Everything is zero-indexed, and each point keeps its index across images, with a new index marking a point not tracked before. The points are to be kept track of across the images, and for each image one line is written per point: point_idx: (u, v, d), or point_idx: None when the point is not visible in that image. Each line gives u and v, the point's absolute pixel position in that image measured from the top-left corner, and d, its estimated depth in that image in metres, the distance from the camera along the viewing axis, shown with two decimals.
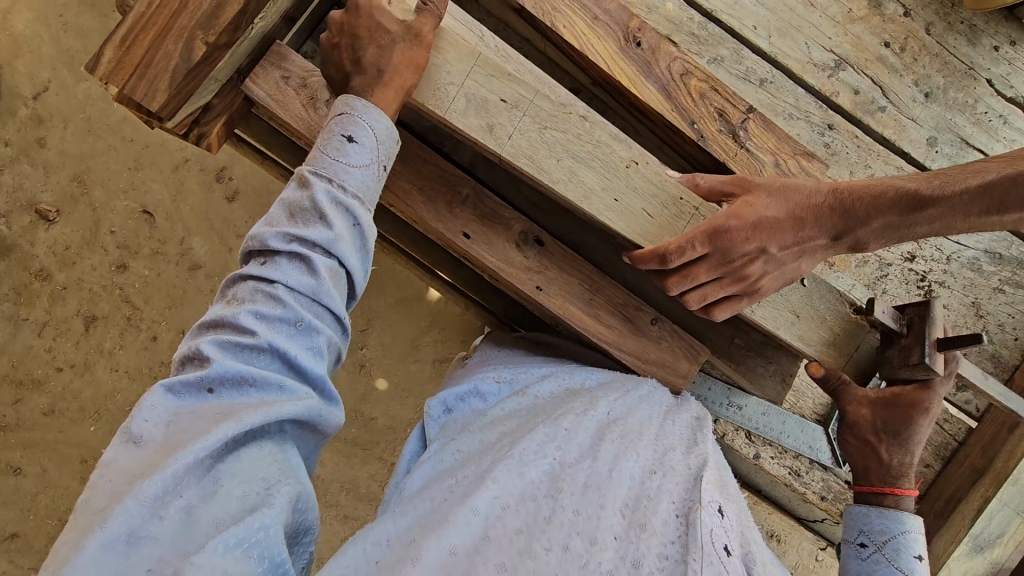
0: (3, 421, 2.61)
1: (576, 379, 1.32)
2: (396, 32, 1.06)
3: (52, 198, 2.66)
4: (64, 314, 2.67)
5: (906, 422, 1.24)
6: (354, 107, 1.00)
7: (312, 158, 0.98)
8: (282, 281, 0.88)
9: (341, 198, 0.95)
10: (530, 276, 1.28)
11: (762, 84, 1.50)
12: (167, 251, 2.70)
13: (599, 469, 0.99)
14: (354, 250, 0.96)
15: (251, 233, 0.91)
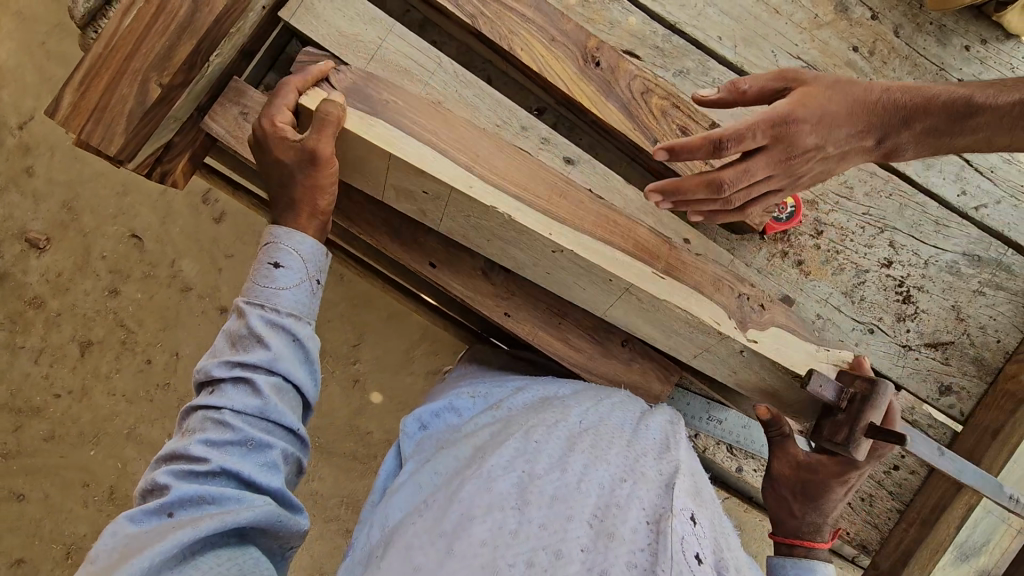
0: (5, 447, 2.62)
1: (550, 389, 1.27)
2: (292, 160, 1.07)
3: (43, 225, 2.67)
4: (60, 340, 2.67)
5: (827, 482, 1.22)
6: (279, 235, 1.09)
7: (246, 289, 1.07)
8: (227, 406, 0.96)
9: (275, 320, 1.03)
10: (499, 301, 1.32)
11: None
12: (158, 273, 2.71)
13: (567, 479, 0.93)
14: (296, 364, 1.05)
15: (198, 369, 1.00)
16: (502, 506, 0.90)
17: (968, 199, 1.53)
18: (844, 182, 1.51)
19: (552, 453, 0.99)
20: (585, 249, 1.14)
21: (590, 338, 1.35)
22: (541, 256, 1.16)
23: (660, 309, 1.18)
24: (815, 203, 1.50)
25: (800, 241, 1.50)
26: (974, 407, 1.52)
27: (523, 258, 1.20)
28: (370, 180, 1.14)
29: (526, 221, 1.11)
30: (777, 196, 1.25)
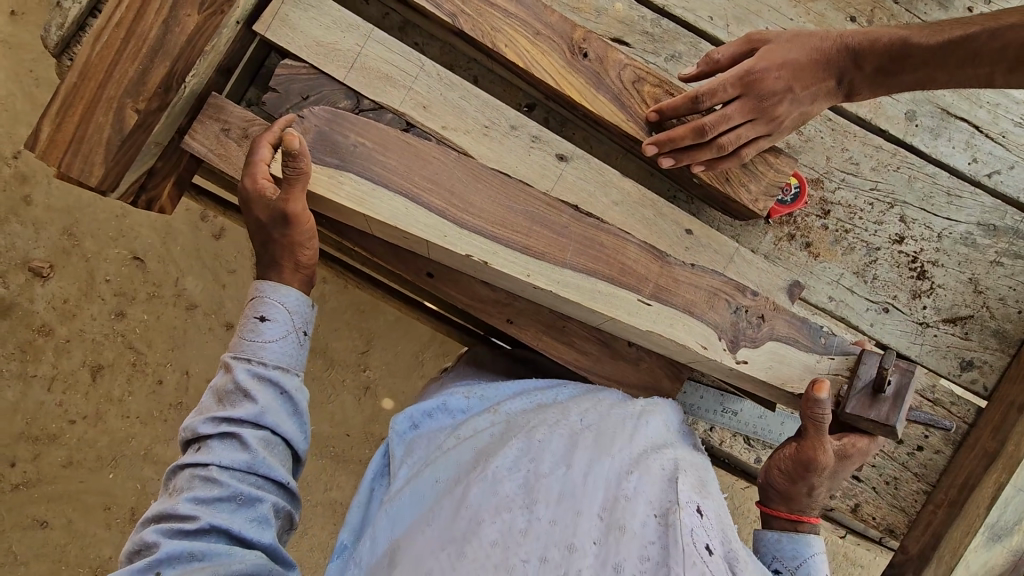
0: (25, 476, 2.62)
1: (551, 394, 1.23)
2: (268, 219, 1.09)
3: (45, 253, 2.66)
4: (71, 366, 2.67)
5: (849, 462, 1.20)
6: (265, 289, 1.09)
7: (233, 342, 1.06)
8: (215, 463, 0.95)
9: (261, 372, 1.03)
10: (499, 306, 1.29)
11: None
12: (163, 293, 2.71)
13: (574, 477, 0.94)
14: (285, 417, 1.04)
15: (184, 428, 0.99)
16: (511, 507, 0.91)
17: (979, 166, 1.47)
18: (849, 158, 1.45)
19: (556, 452, 0.99)
20: (566, 287, 1.17)
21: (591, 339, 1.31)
22: (525, 289, 1.20)
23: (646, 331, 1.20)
24: (820, 182, 1.45)
25: (806, 221, 1.45)
26: (998, 380, 1.48)
27: (511, 287, 1.24)
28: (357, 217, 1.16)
29: (503, 266, 1.15)
30: (765, 143, 1.26)
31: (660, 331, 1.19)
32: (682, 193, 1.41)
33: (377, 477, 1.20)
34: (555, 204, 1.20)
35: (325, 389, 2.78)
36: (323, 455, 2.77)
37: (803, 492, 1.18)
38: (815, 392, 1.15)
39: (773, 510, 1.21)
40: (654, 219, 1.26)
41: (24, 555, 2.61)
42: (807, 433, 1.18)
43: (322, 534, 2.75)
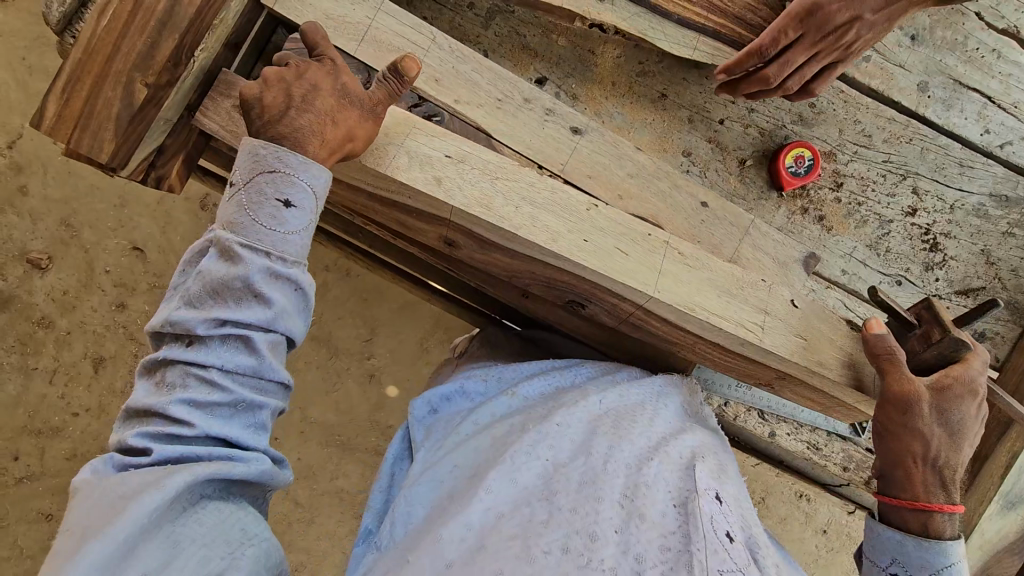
0: (29, 470, 2.62)
1: (568, 374, 1.24)
2: (359, 94, 1.00)
3: (43, 244, 2.63)
4: (72, 358, 2.67)
5: (948, 404, 1.10)
6: (288, 165, 0.93)
7: (240, 223, 0.91)
8: (217, 365, 0.86)
9: (278, 268, 0.91)
10: (506, 267, 1.21)
11: None
12: (164, 284, 2.71)
13: (594, 465, 0.96)
14: (298, 316, 0.94)
15: (171, 318, 0.86)
16: (532, 498, 0.92)
17: (992, 137, 1.46)
18: (862, 130, 1.44)
19: (572, 443, 1.01)
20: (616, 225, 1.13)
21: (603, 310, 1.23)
22: (578, 219, 1.10)
23: (692, 264, 1.15)
24: (833, 154, 1.44)
25: (819, 194, 1.45)
26: (1010, 351, 1.49)
27: (558, 225, 1.09)
28: (385, 147, 1.06)
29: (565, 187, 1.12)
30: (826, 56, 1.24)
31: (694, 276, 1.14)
32: (694, 167, 1.43)
33: (398, 460, 1.22)
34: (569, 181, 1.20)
35: (330, 377, 2.77)
36: (329, 443, 2.77)
37: (918, 463, 1.10)
38: (865, 331, 1.13)
39: (892, 501, 1.12)
40: (670, 191, 1.25)
41: (30, 548, 2.63)
42: (886, 374, 1.12)
43: (330, 522, 2.76)
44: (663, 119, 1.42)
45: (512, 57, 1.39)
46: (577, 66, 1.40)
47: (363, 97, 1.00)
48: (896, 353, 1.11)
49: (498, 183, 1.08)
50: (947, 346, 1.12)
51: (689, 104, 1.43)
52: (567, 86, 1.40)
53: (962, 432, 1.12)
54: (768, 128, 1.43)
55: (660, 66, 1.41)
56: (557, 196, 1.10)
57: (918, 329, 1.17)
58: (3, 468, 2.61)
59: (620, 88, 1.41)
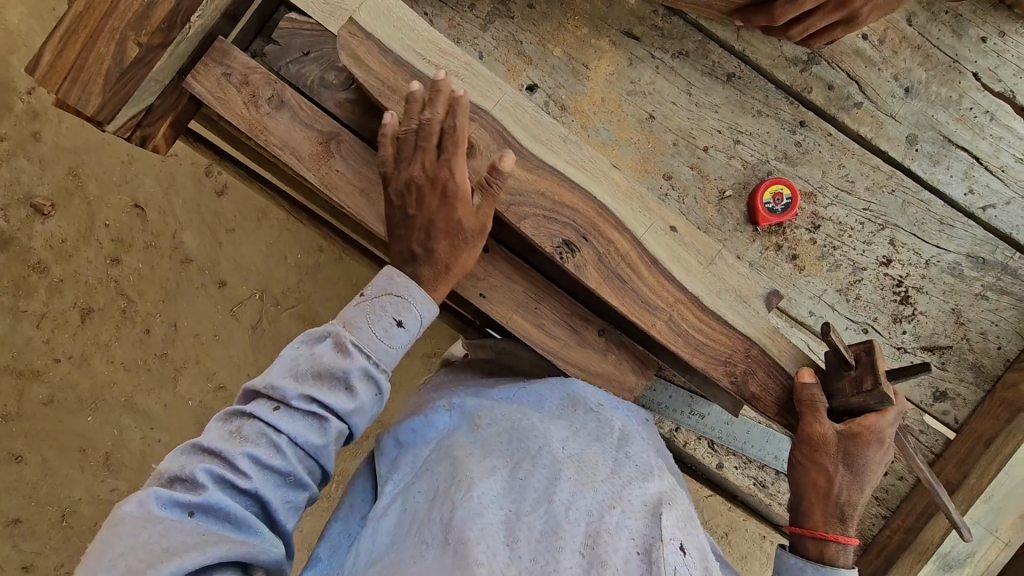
0: (6, 410, 2.79)
1: (544, 396, 1.19)
2: (470, 225, 1.08)
3: (48, 191, 2.76)
4: (61, 306, 2.80)
5: (856, 451, 1.08)
6: (413, 293, 1.05)
7: (356, 325, 1.00)
8: (291, 435, 0.91)
9: (372, 372, 0.98)
10: (507, 189, 1.11)
11: (728, 80, 1.43)
12: (159, 244, 2.84)
13: (557, 513, 0.94)
14: (366, 417, 1.00)
15: (272, 382, 0.93)
16: (494, 544, 0.90)
17: (975, 198, 1.45)
18: (846, 175, 1.44)
19: (540, 486, 0.98)
20: (614, 189, 1.14)
21: (596, 257, 1.12)
22: (591, 165, 1.14)
23: (667, 237, 1.15)
24: (814, 195, 1.44)
25: (796, 233, 1.45)
26: (969, 414, 1.48)
27: (558, 162, 1.13)
28: (432, 43, 1.12)
29: (565, 151, 1.14)
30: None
31: (656, 277, 1.13)
32: (673, 192, 1.43)
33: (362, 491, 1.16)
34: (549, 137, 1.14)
35: None
36: None
37: (820, 498, 1.10)
38: (794, 381, 1.14)
39: (792, 523, 1.13)
40: None
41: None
42: (802, 417, 1.13)
43: None
44: (649, 140, 1.43)
45: (506, 61, 1.40)
46: (570, 78, 1.41)
47: (480, 221, 1.09)
48: (819, 405, 1.12)
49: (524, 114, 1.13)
50: (869, 399, 1.07)
51: (677, 128, 1.43)
52: (557, 95, 1.42)
53: (868, 474, 1.10)
54: (752, 162, 1.44)
55: (650, 88, 1.43)
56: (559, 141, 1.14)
57: (852, 370, 1.12)
58: None
59: (609, 104, 1.42)
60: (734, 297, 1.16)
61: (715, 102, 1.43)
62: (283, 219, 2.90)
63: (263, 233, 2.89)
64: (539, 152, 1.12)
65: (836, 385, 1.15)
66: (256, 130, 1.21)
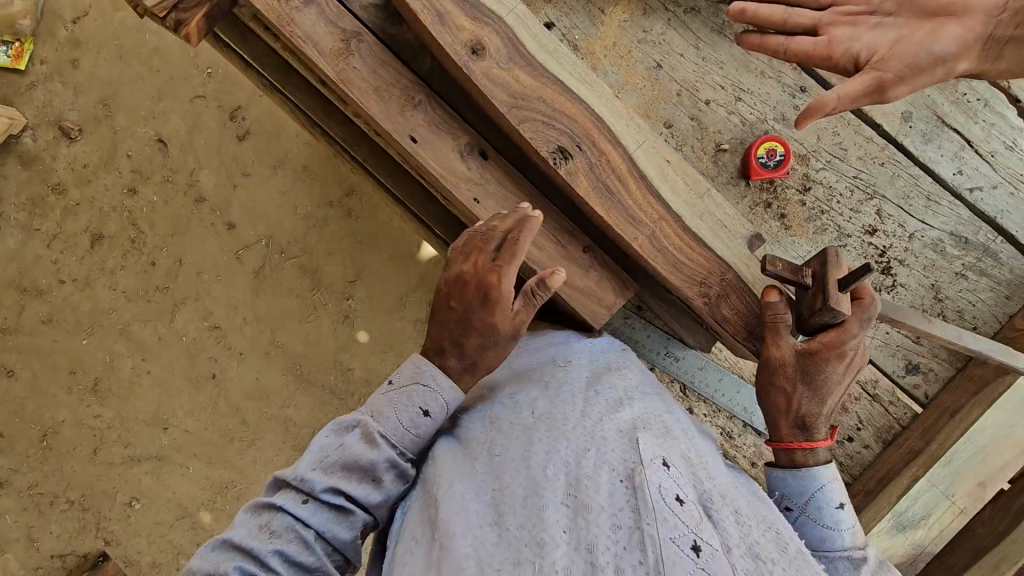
0: (6, 323, 2.89)
1: (522, 368, 1.24)
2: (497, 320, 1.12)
3: (78, 117, 2.90)
4: (74, 229, 2.91)
5: (815, 363, 1.11)
6: (439, 382, 1.08)
7: (382, 415, 1.06)
8: (316, 528, 0.99)
9: (397, 463, 1.04)
10: (511, 92, 1.17)
11: (735, 40, 1.50)
12: (176, 180, 2.92)
13: (535, 475, 0.96)
14: (390, 507, 1.07)
15: (300, 478, 1.00)
16: (481, 525, 0.92)
17: (963, 178, 1.50)
18: (840, 142, 1.50)
19: (516, 454, 1.01)
20: (612, 107, 1.21)
21: (588, 167, 1.18)
22: (593, 83, 1.21)
23: (657, 160, 1.21)
24: (807, 157, 1.50)
25: (786, 193, 1.50)
26: (939, 390, 1.51)
27: (561, 73, 1.19)
28: None
29: (570, 66, 1.20)
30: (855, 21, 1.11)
31: (642, 194, 1.19)
32: (672, 141, 1.49)
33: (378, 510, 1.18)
34: (557, 52, 1.20)
35: (307, 308, 2.96)
36: (290, 370, 2.95)
37: (783, 413, 1.13)
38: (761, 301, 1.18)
39: (767, 440, 1.16)
40: None
41: None
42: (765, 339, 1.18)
43: (268, 449, 2.96)
44: (654, 88, 1.49)
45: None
46: (585, 20, 1.48)
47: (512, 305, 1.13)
48: (781, 323, 1.15)
49: (534, 27, 1.20)
50: (824, 313, 1.12)
51: (682, 80, 1.50)
52: (572, 36, 1.48)
53: (832, 386, 1.11)
54: (751, 119, 1.50)
55: (661, 38, 1.49)
56: (564, 55, 1.21)
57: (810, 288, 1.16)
58: None
59: (620, 50, 1.49)
60: (715, 223, 1.22)
61: (721, 59, 1.50)
62: (299, 168, 2.98)
63: (278, 180, 2.96)
64: (545, 62, 1.19)
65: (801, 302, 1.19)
66: (283, 21, 1.26)
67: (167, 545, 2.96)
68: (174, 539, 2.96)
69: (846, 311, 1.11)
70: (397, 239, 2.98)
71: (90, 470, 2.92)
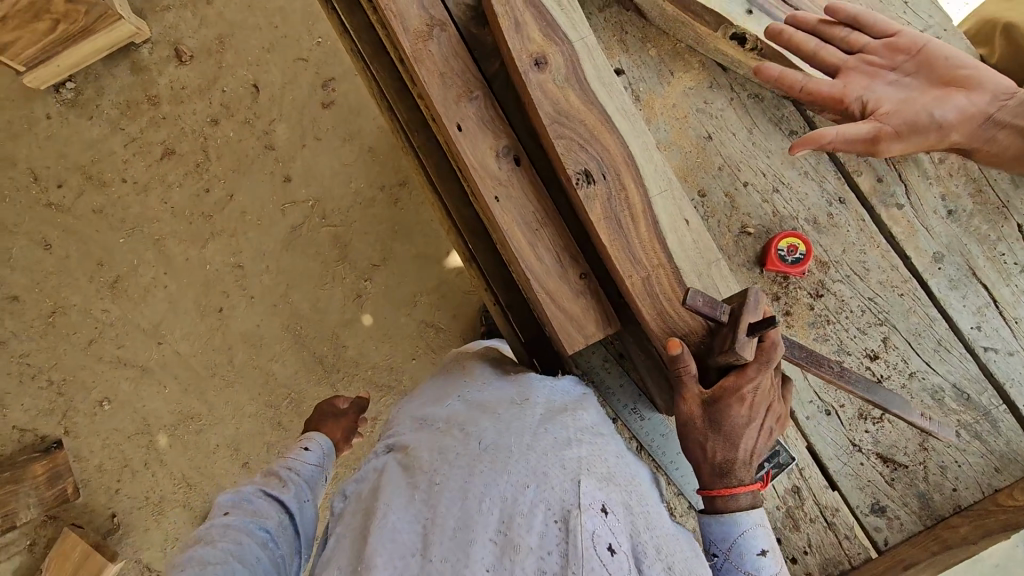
0: (62, 202, 3.08)
1: (483, 398, 1.19)
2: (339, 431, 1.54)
3: (193, 45, 3.13)
4: (151, 139, 3.11)
5: (725, 411, 1.09)
6: (311, 434, 1.44)
7: (274, 460, 1.33)
8: (253, 518, 1.12)
9: (296, 475, 1.27)
10: (557, 108, 1.24)
11: (789, 136, 1.54)
12: (255, 124, 3.12)
13: (468, 508, 0.91)
14: (303, 511, 1.22)
15: (221, 498, 1.16)
16: (409, 555, 0.91)
17: (980, 335, 1.46)
18: (864, 261, 1.49)
19: (453, 485, 0.96)
20: (645, 149, 1.25)
21: (606, 195, 1.22)
22: (634, 123, 1.26)
23: (674, 211, 1.24)
24: (828, 266, 1.49)
25: (797, 293, 1.49)
26: (901, 541, 1.42)
27: (609, 106, 1.26)
28: None
29: (618, 103, 1.27)
30: (872, 78, 1.36)
31: (649, 236, 1.22)
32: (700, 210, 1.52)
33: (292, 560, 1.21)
34: (611, 87, 1.27)
35: (326, 274, 3.06)
36: (289, 328, 3.03)
37: (703, 462, 1.11)
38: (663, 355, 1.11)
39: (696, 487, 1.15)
40: None
41: (18, 262, 3.07)
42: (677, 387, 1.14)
43: (243, 396, 3.02)
44: (699, 156, 1.54)
45: (607, 42, 1.57)
46: (653, 77, 1.56)
47: (345, 421, 1.57)
48: (689, 373, 1.11)
49: (597, 59, 1.28)
50: (731, 356, 1.09)
51: (728, 156, 1.54)
52: (637, 87, 1.56)
53: (741, 430, 1.09)
54: (783, 213, 1.51)
55: (719, 113, 1.55)
56: (617, 91, 1.27)
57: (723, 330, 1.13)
58: (47, 189, 3.08)
59: (678, 112, 1.55)
60: (710, 287, 1.23)
61: (770, 149, 1.54)
62: (365, 147, 3.14)
63: (343, 152, 3.13)
64: (598, 93, 1.26)
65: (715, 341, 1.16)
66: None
67: (118, 453, 3.02)
68: (127, 449, 3.02)
69: (749, 356, 1.08)
70: (429, 240, 3.08)
71: (78, 358, 3.04)
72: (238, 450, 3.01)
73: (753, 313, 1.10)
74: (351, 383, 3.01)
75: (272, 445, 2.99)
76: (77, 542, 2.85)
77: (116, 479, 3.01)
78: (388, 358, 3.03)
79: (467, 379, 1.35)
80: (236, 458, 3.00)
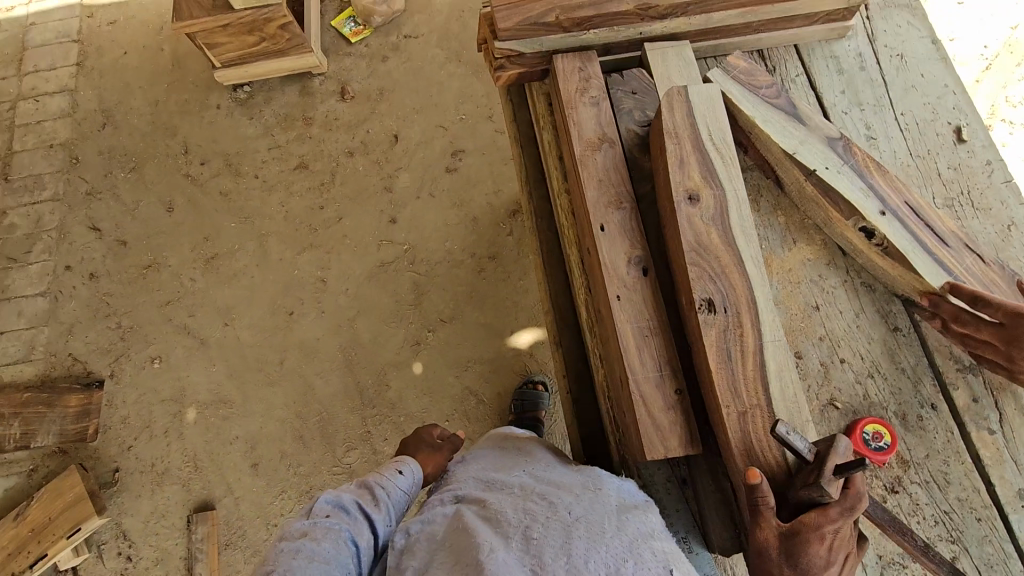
0: (200, 178, 3.46)
1: (555, 472, 1.26)
2: (432, 464, 1.55)
3: (359, 89, 3.59)
4: (295, 151, 3.50)
5: (803, 551, 1.13)
6: (405, 457, 1.49)
7: (369, 472, 1.42)
8: (344, 531, 1.23)
9: (386, 496, 1.35)
10: (698, 240, 1.39)
11: (893, 330, 1.62)
12: (385, 166, 3.47)
13: (576, 565, 0.98)
14: (386, 532, 1.31)
15: (321, 499, 1.29)
16: None
17: None
18: (946, 472, 1.49)
19: (554, 543, 1.02)
20: (767, 297, 1.35)
21: (722, 326, 1.33)
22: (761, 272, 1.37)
23: (782, 360, 1.31)
24: (908, 465, 1.51)
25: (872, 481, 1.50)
26: None
27: (745, 251, 1.39)
28: (717, 131, 1.49)
29: (752, 250, 1.39)
30: None
31: (754, 376, 1.29)
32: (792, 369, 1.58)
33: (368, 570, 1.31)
34: (750, 235, 1.41)
35: (397, 314, 3.21)
36: (345, 351, 3.16)
37: None
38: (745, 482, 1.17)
39: None
40: None
41: (141, 214, 3.40)
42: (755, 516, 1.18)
43: (278, 400, 3.09)
44: (803, 321, 1.63)
45: None
46: (774, 240, 1.71)
47: (439, 454, 1.58)
48: (770, 505, 1.15)
49: (742, 209, 1.43)
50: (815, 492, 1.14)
51: (830, 330, 1.62)
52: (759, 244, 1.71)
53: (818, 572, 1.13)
54: (875, 400, 1.56)
55: (830, 290, 1.66)
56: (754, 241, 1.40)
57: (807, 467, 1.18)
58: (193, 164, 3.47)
59: (791, 277, 1.67)
60: None
61: (872, 337, 1.61)
62: (470, 215, 3.38)
63: (450, 212, 3.39)
64: (737, 238, 1.40)
65: (799, 476, 1.21)
66: (570, 108, 1.67)
67: (145, 413, 3.09)
68: (153, 412, 3.10)
69: (835, 495, 1.14)
70: (500, 314, 3.20)
71: (152, 313, 3.24)
72: (252, 450, 3.02)
73: (840, 457, 1.16)
74: (381, 422, 3.03)
75: (285, 456, 3.00)
76: (74, 484, 2.87)
77: (133, 436, 3.07)
78: (424, 411, 3.05)
79: (525, 456, 1.37)
80: (248, 457, 3.01)
